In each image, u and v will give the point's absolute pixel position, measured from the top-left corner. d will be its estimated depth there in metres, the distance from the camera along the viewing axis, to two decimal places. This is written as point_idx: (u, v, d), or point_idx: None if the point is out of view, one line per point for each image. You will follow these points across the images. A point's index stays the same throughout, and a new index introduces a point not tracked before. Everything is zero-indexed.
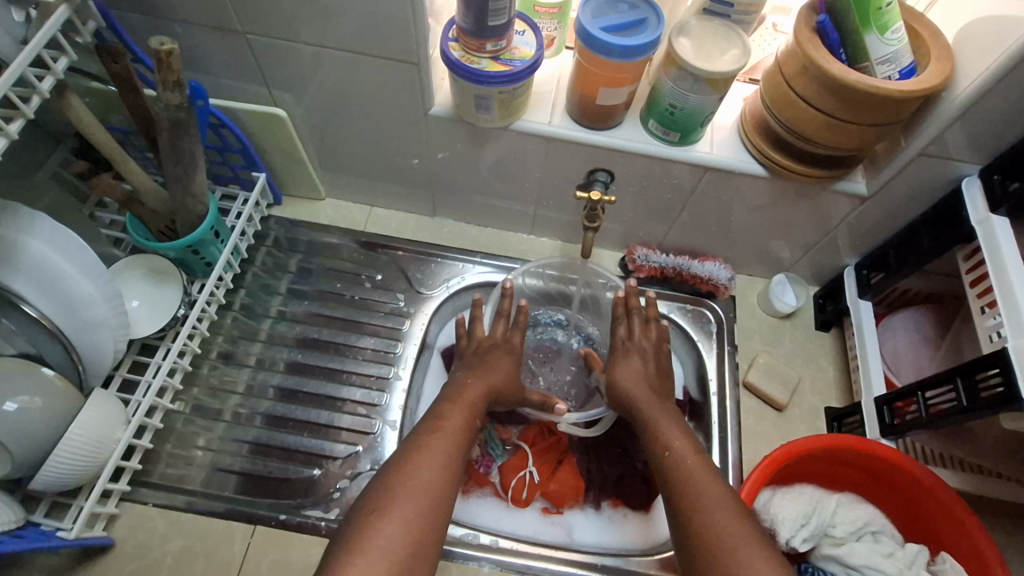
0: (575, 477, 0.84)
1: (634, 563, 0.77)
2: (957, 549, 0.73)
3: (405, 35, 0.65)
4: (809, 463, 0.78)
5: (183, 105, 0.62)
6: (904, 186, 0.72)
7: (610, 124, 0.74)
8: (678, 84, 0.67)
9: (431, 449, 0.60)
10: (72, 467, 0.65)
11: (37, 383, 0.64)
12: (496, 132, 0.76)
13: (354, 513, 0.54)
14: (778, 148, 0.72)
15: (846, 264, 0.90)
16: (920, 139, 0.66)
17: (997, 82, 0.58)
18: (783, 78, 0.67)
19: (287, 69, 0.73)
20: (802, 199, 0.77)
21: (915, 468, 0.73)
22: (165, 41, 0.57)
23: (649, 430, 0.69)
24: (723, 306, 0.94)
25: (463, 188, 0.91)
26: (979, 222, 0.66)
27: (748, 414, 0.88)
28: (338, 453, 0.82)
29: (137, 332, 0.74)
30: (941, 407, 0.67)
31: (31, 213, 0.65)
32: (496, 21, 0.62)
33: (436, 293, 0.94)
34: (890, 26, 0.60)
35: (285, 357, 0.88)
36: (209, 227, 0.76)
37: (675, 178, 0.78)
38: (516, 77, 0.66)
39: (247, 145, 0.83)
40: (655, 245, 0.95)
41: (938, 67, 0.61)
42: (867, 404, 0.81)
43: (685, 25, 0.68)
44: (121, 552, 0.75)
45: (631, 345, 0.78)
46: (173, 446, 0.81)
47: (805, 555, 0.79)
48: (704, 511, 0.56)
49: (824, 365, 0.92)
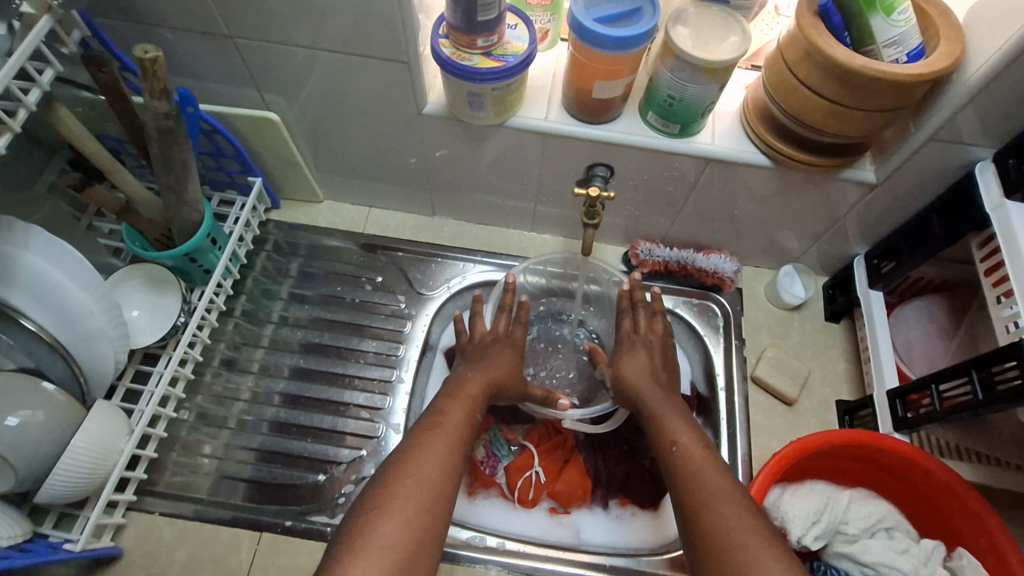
0: (582, 476, 0.82)
1: (644, 563, 0.77)
2: (974, 544, 0.71)
3: (395, 34, 0.64)
4: (820, 459, 0.76)
5: (171, 113, 0.61)
6: (915, 173, 0.70)
7: (607, 117, 0.73)
8: (676, 74, 0.65)
9: (431, 445, 0.58)
10: (75, 480, 0.64)
11: (37, 398, 0.63)
12: (492, 129, 0.74)
13: (354, 511, 0.53)
14: (781, 136, 0.69)
15: (857, 254, 0.87)
16: (931, 123, 0.64)
17: (1011, 62, 0.56)
18: (785, 64, 0.64)
19: (278, 72, 0.72)
20: (809, 189, 0.75)
21: (928, 462, 0.71)
22: (149, 49, 0.55)
23: (655, 424, 0.67)
24: (729, 299, 0.92)
25: (462, 187, 0.89)
26: (994, 208, 0.63)
27: (757, 409, 0.87)
28: (341, 458, 0.82)
29: (137, 342, 0.74)
30: (957, 400, 0.65)
31: (26, 225, 0.64)
32: (486, 16, 0.61)
33: (437, 294, 0.93)
34: (897, 7, 0.58)
35: (289, 362, 0.88)
36: (205, 234, 0.75)
37: (677, 171, 0.76)
38: (509, 73, 0.64)
39: (241, 151, 0.82)
40: (657, 238, 0.94)
41: (947, 48, 0.58)
42: (879, 396, 0.79)
43: (681, 12, 0.66)
44: (130, 561, 0.76)
45: (637, 337, 0.76)
46: (178, 454, 0.81)
47: (817, 552, 0.77)
48: (712, 506, 0.55)
49: (834, 357, 0.90)
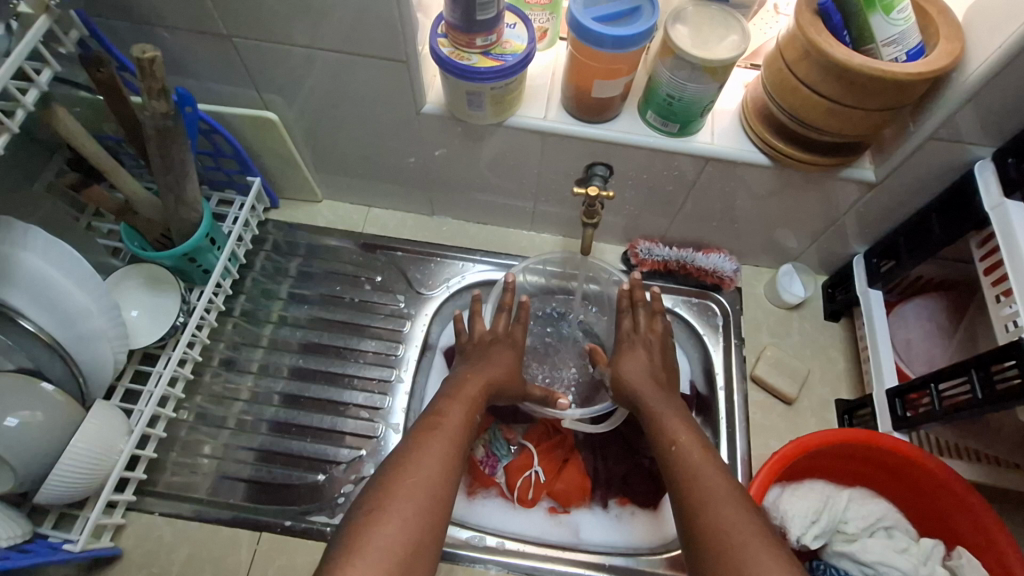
0: (581, 476, 0.83)
1: (644, 562, 0.77)
2: (973, 542, 0.71)
3: (394, 34, 0.64)
4: (820, 458, 0.77)
5: (169, 113, 0.61)
6: (914, 172, 0.70)
7: (607, 117, 0.73)
8: (675, 73, 0.65)
9: (431, 446, 0.58)
10: (74, 480, 0.64)
11: (36, 399, 0.63)
12: (491, 129, 0.74)
13: (353, 512, 0.53)
14: (780, 136, 0.69)
15: (856, 253, 0.87)
16: (930, 122, 0.64)
17: (1009, 61, 0.56)
18: (784, 64, 0.64)
19: (277, 72, 0.72)
20: (808, 188, 0.75)
21: (927, 460, 0.71)
22: (147, 48, 0.55)
23: (654, 424, 0.67)
24: (728, 298, 0.92)
25: (462, 186, 0.89)
26: (993, 207, 0.63)
27: (756, 408, 0.87)
28: (341, 458, 0.82)
29: (137, 342, 0.74)
30: (956, 399, 0.65)
31: (25, 226, 0.64)
32: (485, 15, 0.60)
33: (436, 293, 0.93)
34: (896, 6, 0.58)
35: (288, 362, 0.88)
36: (204, 234, 0.75)
37: (677, 170, 0.76)
38: (508, 73, 0.64)
39: (240, 151, 0.82)
40: (657, 237, 0.94)
41: (947, 46, 0.58)
42: (878, 395, 0.79)
43: (681, 11, 0.66)
44: (130, 561, 0.76)
45: (636, 337, 0.76)
46: (177, 454, 0.81)
47: (816, 551, 0.77)
48: (711, 506, 0.55)
49: (834, 356, 0.90)
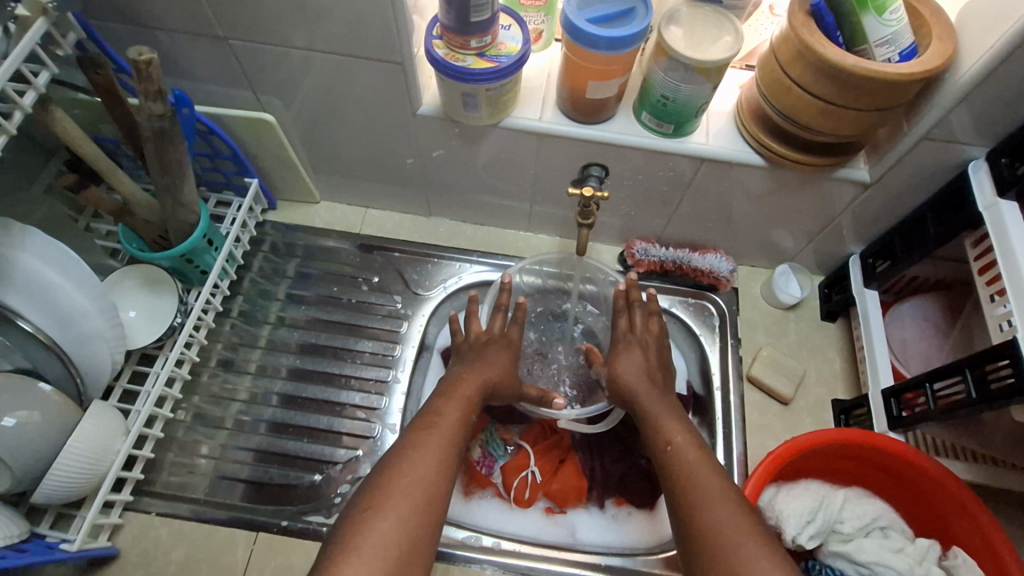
0: (578, 477, 0.83)
1: (639, 562, 0.77)
2: (968, 543, 0.71)
3: (389, 36, 0.64)
4: (814, 459, 0.77)
5: (166, 114, 0.61)
6: (908, 172, 0.70)
7: (602, 117, 0.73)
8: (669, 74, 0.65)
9: (425, 446, 0.59)
10: (72, 480, 0.65)
11: (33, 400, 0.63)
12: (486, 129, 0.74)
13: (348, 511, 0.54)
14: (775, 136, 0.70)
15: (852, 252, 0.87)
16: (923, 123, 0.64)
17: (1002, 61, 0.56)
18: (777, 65, 0.64)
19: (273, 74, 0.72)
20: (803, 188, 0.75)
21: (923, 461, 0.71)
22: (144, 51, 0.56)
23: (649, 425, 0.67)
24: (725, 298, 0.92)
25: (458, 187, 0.90)
26: (987, 207, 0.63)
27: (753, 409, 0.87)
28: (338, 458, 0.82)
29: (135, 342, 0.74)
30: (950, 399, 0.65)
31: (21, 226, 0.64)
32: (479, 17, 0.61)
33: (434, 294, 0.93)
34: (889, 7, 0.58)
35: (287, 363, 0.88)
36: (201, 235, 0.75)
37: (672, 170, 0.76)
38: (503, 74, 0.64)
39: (238, 152, 0.83)
40: (654, 238, 0.94)
41: (939, 47, 0.58)
42: (874, 395, 0.79)
43: (675, 12, 0.66)
44: (126, 561, 0.76)
45: (632, 337, 0.76)
46: (174, 455, 0.81)
47: (812, 551, 0.77)
48: (706, 506, 0.55)
49: (830, 356, 0.90)
